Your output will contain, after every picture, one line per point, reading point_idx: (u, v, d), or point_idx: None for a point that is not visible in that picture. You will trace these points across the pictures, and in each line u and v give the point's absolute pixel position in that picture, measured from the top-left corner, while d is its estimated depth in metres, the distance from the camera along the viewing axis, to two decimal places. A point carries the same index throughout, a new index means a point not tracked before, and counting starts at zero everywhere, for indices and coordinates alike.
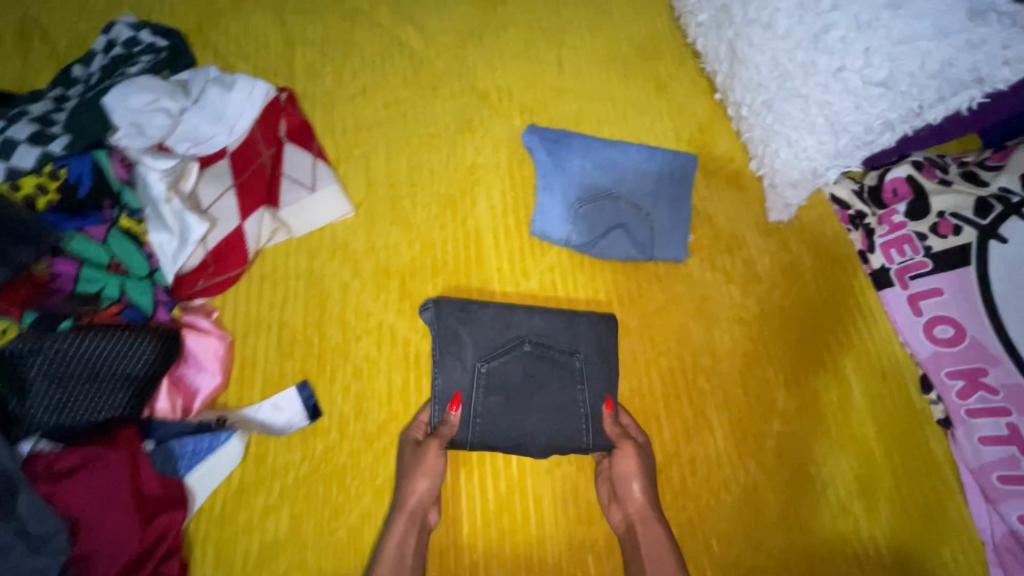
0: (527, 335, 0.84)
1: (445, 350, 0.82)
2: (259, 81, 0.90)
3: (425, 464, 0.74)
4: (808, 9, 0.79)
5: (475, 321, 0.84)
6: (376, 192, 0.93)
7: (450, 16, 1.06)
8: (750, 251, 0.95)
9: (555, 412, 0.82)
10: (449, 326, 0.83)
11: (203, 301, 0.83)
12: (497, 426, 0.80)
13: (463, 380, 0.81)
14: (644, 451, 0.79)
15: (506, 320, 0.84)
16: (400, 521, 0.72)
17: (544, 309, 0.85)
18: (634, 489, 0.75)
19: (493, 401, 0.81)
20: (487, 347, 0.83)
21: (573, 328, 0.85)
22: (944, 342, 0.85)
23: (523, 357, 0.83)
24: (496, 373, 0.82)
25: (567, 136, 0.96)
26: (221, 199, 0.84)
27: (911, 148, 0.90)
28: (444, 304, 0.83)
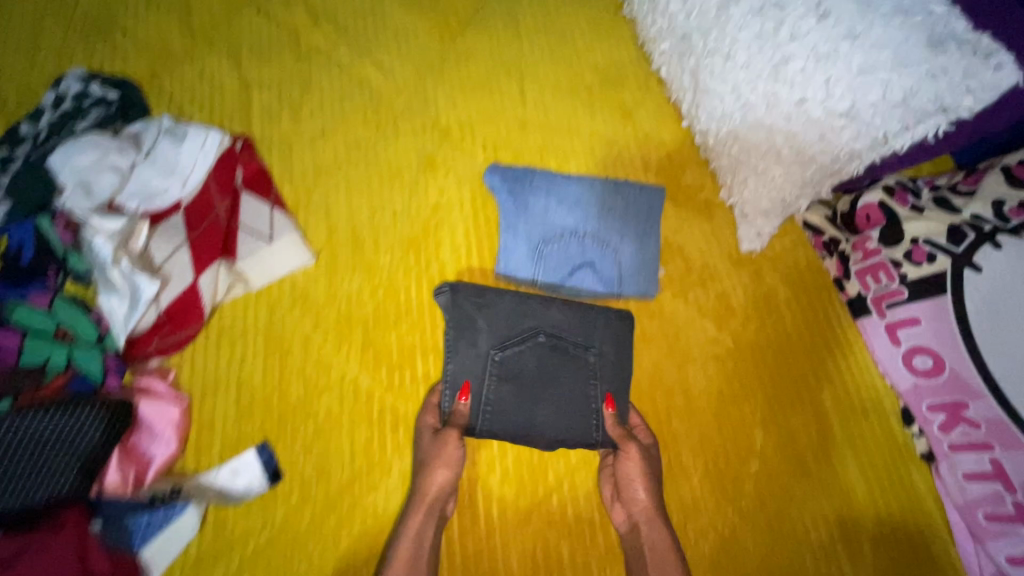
0: (542, 326, 0.86)
1: (460, 334, 0.84)
2: (212, 131, 0.89)
3: (444, 454, 0.75)
4: (767, 40, 0.78)
5: (490, 309, 0.86)
6: (337, 237, 0.91)
7: (410, 52, 1.04)
8: (723, 283, 0.92)
9: (566, 405, 0.84)
10: (465, 313, 0.85)
11: (159, 361, 0.80)
12: (507, 414, 0.82)
13: (476, 368, 0.84)
14: (649, 452, 0.79)
15: (522, 311, 0.86)
16: (418, 509, 0.72)
17: (561, 302, 0.88)
18: (643, 490, 0.74)
19: (505, 389, 0.83)
20: (502, 335, 0.85)
21: (588, 320, 0.87)
22: (924, 373, 0.82)
23: (537, 348, 0.85)
24: (510, 361, 0.84)
25: (529, 173, 0.95)
26: (174, 256, 0.81)
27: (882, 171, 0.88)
28: (460, 289, 0.86)
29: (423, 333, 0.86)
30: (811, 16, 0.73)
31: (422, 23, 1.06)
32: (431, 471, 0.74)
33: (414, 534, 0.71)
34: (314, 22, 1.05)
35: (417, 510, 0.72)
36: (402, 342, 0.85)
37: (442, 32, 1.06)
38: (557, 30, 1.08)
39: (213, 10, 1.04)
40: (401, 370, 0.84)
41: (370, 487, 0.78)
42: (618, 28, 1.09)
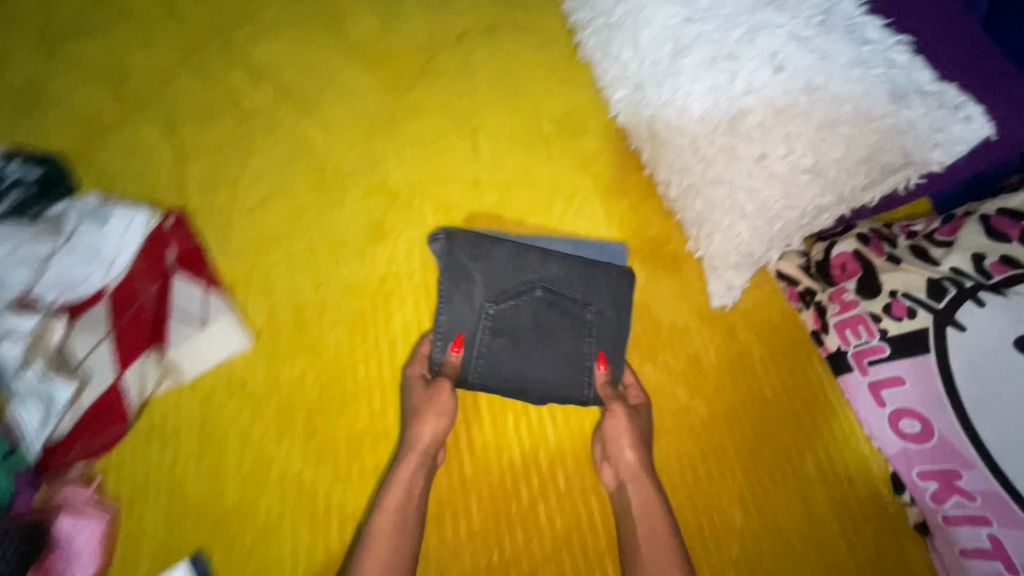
0: (540, 281, 0.85)
1: (453, 285, 0.84)
2: (139, 210, 0.82)
3: (436, 404, 0.76)
4: (721, 92, 0.73)
5: (486, 260, 0.85)
6: (279, 316, 0.84)
7: (356, 107, 0.98)
8: (693, 343, 0.87)
9: (560, 360, 0.83)
10: (459, 263, 0.84)
11: (82, 467, 0.75)
12: (498, 367, 0.82)
13: (469, 321, 0.83)
14: (637, 410, 0.81)
15: (520, 264, 0.85)
16: (411, 461, 0.73)
17: (562, 257, 0.86)
18: (629, 444, 0.76)
19: (498, 342, 0.82)
20: (498, 288, 0.84)
21: (588, 278, 0.86)
22: (912, 438, 0.76)
23: (533, 303, 0.84)
24: (504, 315, 0.83)
25: (481, 239, 0.85)
26: (96, 351, 0.75)
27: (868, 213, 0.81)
28: (456, 240, 0.85)
29: (372, 417, 0.80)
30: (765, 69, 0.68)
31: (370, 75, 1.00)
32: (423, 422, 0.75)
33: (405, 486, 0.72)
34: (253, 81, 0.98)
35: (407, 465, 0.73)
36: (351, 429, 0.79)
37: (391, 85, 1.00)
38: (511, 78, 1.03)
39: (146, 72, 0.98)
40: (348, 462, 0.78)
41: None
42: (575, 73, 1.05)
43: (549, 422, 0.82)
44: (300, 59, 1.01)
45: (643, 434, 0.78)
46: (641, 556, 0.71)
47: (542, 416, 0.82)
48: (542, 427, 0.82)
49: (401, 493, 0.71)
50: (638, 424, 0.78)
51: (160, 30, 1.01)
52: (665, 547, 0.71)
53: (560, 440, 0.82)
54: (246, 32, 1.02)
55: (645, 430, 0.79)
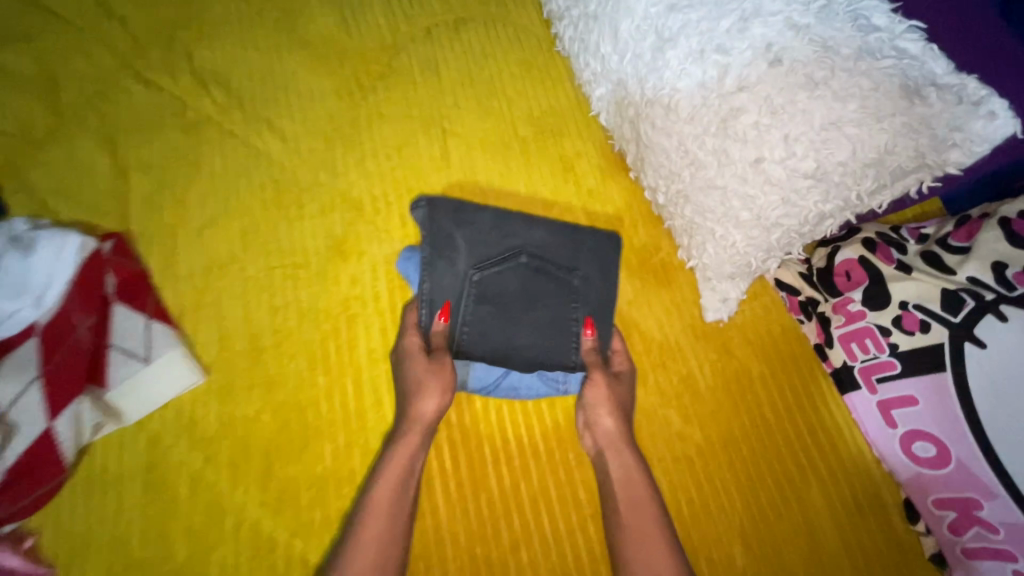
0: (525, 248, 0.81)
1: (438, 253, 0.79)
2: (70, 235, 0.75)
3: (440, 379, 0.71)
4: (711, 89, 0.65)
5: (472, 225, 0.81)
6: (233, 347, 0.77)
7: (314, 114, 0.91)
8: (687, 361, 0.80)
9: (547, 326, 0.79)
10: (443, 230, 0.80)
11: (13, 525, 0.66)
12: (485, 334, 0.78)
13: (454, 289, 0.78)
14: (620, 378, 0.76)
15: (504, 229, 0.82)
16: (415, 432, 0.69)
17: (546, 224, 0.83)
18: (611, 414, 0.72)
19: (484, 308, 0.78)
20: (483, 254, 0.80)
21: (574, 244, 0.82)
22: (927, 462, 0.69)
23: (517, 270, 0.80)
24: (490, 281, 0.79)
25: (466, 206, 0.82)
26: (24, 396, 0.67)
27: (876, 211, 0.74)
28: (439, 206, 0.82)
29: (336, 457, 0.73)
30: (760, 62, 0.61)
31: (328, 79, 0.93)
32: (419, 388, 0.70)
33: (406, 458, 0.67)
34: (201, 87, 0.91)
35: (411, 437, 0.69)
36: (312, 472, 0.72)
37: (351, 88, 0.93)
38: (482, 76, 0.95)
39: (81, 80, 0.90)
40: (310, 508, 0.71)
41: None
42: (551, 69, 0.97)
43: (533, 461, 0.74)
44: (253, 63, 0.94)
45: (628, 402, 0.74)
46: (637, 538, 0.65)
47: (525, 454, 0.74)
48: (525, 466, 0.73)
49: (400, 467, 0.67)
50: (621, 393, 0.74)
51: (97, 34, 0.93)
52: (653, 526, 0.66)
53: (545, 480, 0.73)
54: (194, 34, 0.95)
55: (628, 400, 0.74)
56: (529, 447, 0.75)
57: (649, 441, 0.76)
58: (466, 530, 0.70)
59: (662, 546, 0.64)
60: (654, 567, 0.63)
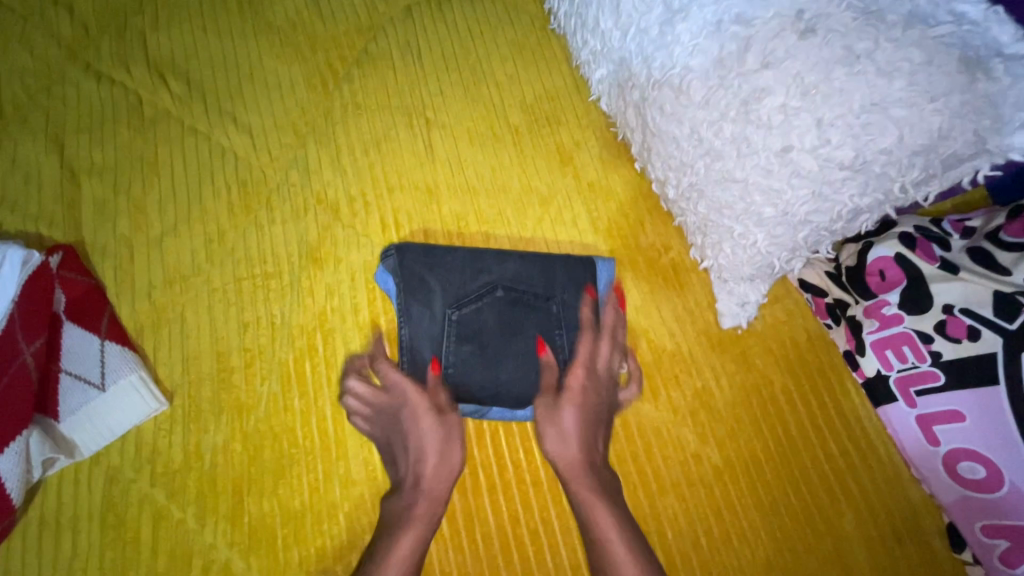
0: (500, 280, 0.72)
1: (411, 297, 0.71)
2: (9, 249, 0.66)
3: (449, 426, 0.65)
4: (728, 67, 0.56)
5: (443, 266, 0.73)
6: (199, 369, 0.70)
7: (285, 107, 0.82)
8: (703, 374, 0.72)
9: (533, 360, 0.70)
10: (415, 274, 0.72)
11: None
12: (470, 379, 0.69)
13: (433, 333, 0.70)
14: (576, 389, 0.66)
15: (476, 264, 0.73)
16: (425, 504, 0.61)
17: (520, 254, 0.74)
18: (567, 442, 0.63)
19: (464, 352, 0.70)
20: (456, 292, 0.72)
21: (547, 268, 0.74)
22: (974, 485, 0.61)
23: (495, 306, 0.71)
24: (468, 320, 0.71)
25: (439, 250, 0.73)
26: None
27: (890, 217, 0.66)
28: (407, 250, 0.73)
29: (314, 490, 0.65)
30: (788, 34, 0.52)
31: (298, 67, 0.85)
32: (426, 453, 0.64)
33: (415, 537, 0.59)
34: (158, 80, 0.83)
35: (419, 514, 0.61)
36: (288, 508, 0.65)
37: (323, 76, 0.84)
38: (468, 59, 0.86)
39: (25, 76, 0.81)
40: (286, 548, 0.63)
41: None
42: (545, 50, 0.88)
43: (533, 489, 0.67)
44: (215, 51, 0.85)
45: (587, 420, 0.65)
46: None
47: (523, 482, 0.67)
48: (524, 494, 0.66)
49: (409, 546, 0.59)
50: (574, 413, 0.65)
51: (43, 24, 0.85)
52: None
53: (546, 509, 0.66)
54: (149, 21, 0.86)
55: (591, 417, 0.65)
56: (529, 474, 0.67)
57: (664, 462, 0.68)
58: (458, 568, 0.63)
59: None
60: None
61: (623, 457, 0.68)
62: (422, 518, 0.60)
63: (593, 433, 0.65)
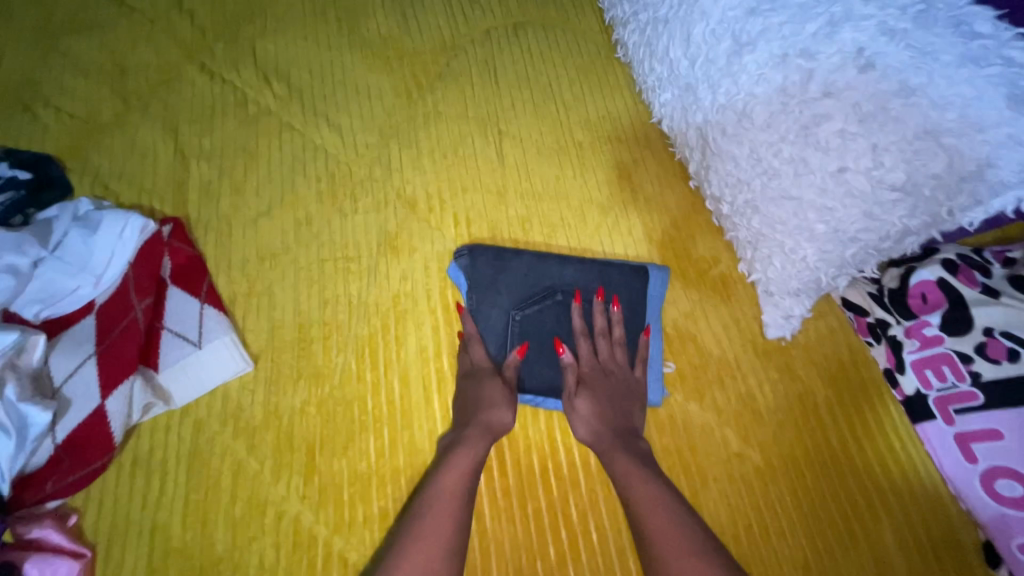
0: (560, 285, 0.78)
1: (480, 297, 0.77)
2: (133, 216, 0.76)
3: (500, 397, 0.69)
4: (792, 95, 0.63)
5: (509, 269, 0.79)
6: (281, 337, 0.76)
7: (373, 111, 0.91)
8: (746, 380, 0.76)
9: None
10: (483, 274, 0.78)
11: (58, 502, 0.66)
12: (531, 373, 0.74)
13: (498, 328, 0.76)
14: (587, 378, 0.71)
15: (540, 269, 0.79)
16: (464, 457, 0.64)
17: (580, 262, 0.80)
18: (588, 419, 0.69)
19: (527, 348, 0.75)
20: (520, 295, 0.78)
21: (605, 277, 0.79)
22: (1012, 503, 0.64)
23: (554, 308, 0.77)
24: (531, 321, 0.76)
25: (504, 254, 0.79)
26: (78, 371, 0.69)
27: (908, 240, 0.66)
28: (479, 252, 0.79)
29: (380, 454, 0.71)
30: (849, 68, 0.58)
31: (387, 77, 0.94)
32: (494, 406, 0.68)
33: (459, 477, 0.62)
34: (263, 81, 0.93)
35: (459, 459, 0.64)
36: (355, 469, 0.70)
37: (409, 87, 0.93)
38: (539, 79, 0.95)
39: (149, 71, 0.92)
40: (352, 504, 0.68)
41: None
42: (609, 75, 0.96)
43: (583, 471, 0.71)
44: (314, 60, 0.95)
45: (602, 404, 0.69)
46: (645, 517, 0.59)
47: (574, 465, 0.71)
48: (574, 476, 0.70)
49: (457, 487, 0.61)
50: (593, 397, 0.69)
51: (167, 27, 0.96)
52: (656, 501, 0.60)
53: (594, 491, 0.70)
54: (259, 30, 0.97)
55: (605, 404, 0.69)
56: (579, 457, 0.71)
57: (707, 457, 0.72)
58: (508, 539, 0.67)
59: (674, 522, 0.58)
60: (667, 535, 0.57)
61: (669, 451, 0.72)
62: (466, 464, 0.64)
63: (611, 417, 0.69)
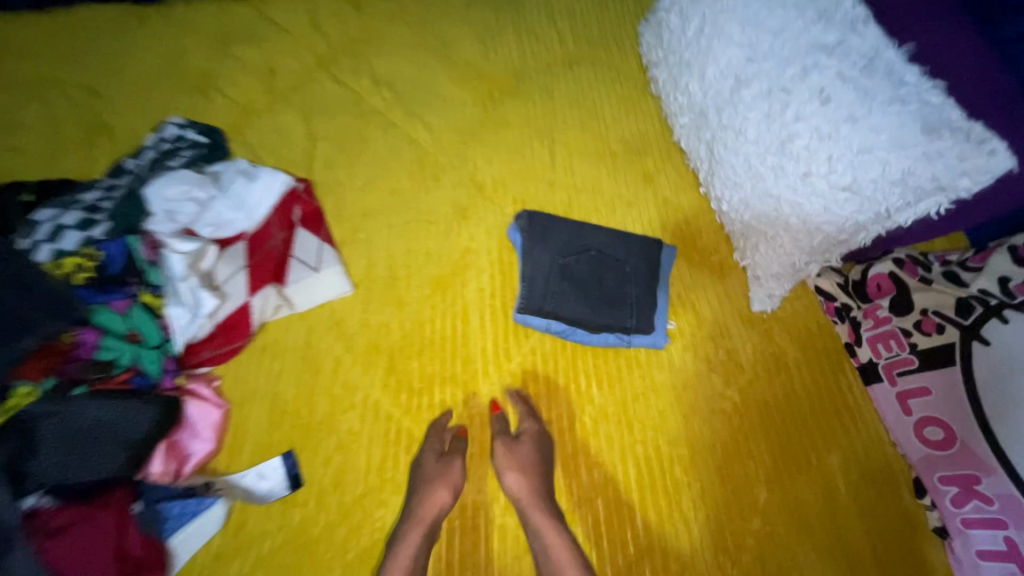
0: (594, 245, 1.02)
1: (534, 245, 1.00)
2: (281, 175, 1.02)
3: (447, 473, 0.81)
4: (775, 119, 0.86)
5: (556, 230, 1.02)
6: (374, 272, 1.01)
7: (456, 116, 1.18)
8: (732, 340, 0.96)
9: (604, 301, 0.97)
10: (537, 230, 1.02)
11: (207, 369, 0.90)
12: (566, 305, 0.96)
13: (545, 267, 0.98)
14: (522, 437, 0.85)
15: (579, 232, 1.03)
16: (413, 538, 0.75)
17: (610, 232, 1.03)
18: (519, 477, 0.80)
19: (564, 286, 0.97)
20: (563, 247, 1.01)
21: (628, 244, 1.02)
22: (936, 445, 0.81)
23: (589, 260, 1.00)
24: (570, 266, 0.99)
25: (553, 220, 1.03)
26: (234, 277, 0.92)
27: (857, 237, 0.87)
28: (535, 217, 1.03)
29: (442, 362, 0.92)
30: (813, 101, 0.80)
31: (468, 92, 1.21)
32: (439, 481, 0.80)
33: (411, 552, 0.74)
34: (375, 88, 1.21)
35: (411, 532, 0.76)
36: (423, 371, 0.92)
37: (484, 100, 1.20)
38: (586, 103, 1.20)
39: (291, 74, 1.22)
40: (419, 395, 0.90)
41: (378, 504, 0.82)
42: (642, 104, 1.21)
43: (596, 389, 0.91)
44: (413, 76, 1.23)
45: (534, 462, 0.81)
46: None
47: (590, 387, 0.91)
48: (589, 390, 0.91)
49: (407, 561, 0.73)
50: (524, 452, 0.82)
51: (307, 44, 1.26)
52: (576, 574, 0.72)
53: (607, 410, 0.89)
54: (375, 51, 1.26)
55: (535, 464, 0.81)
56: (597, 377, 0.92)
57: (698, 392, 0.91)
58: None
59: None
60: None
61: (666, 385, 0.92)
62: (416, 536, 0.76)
63: (538, 477, 0.80)
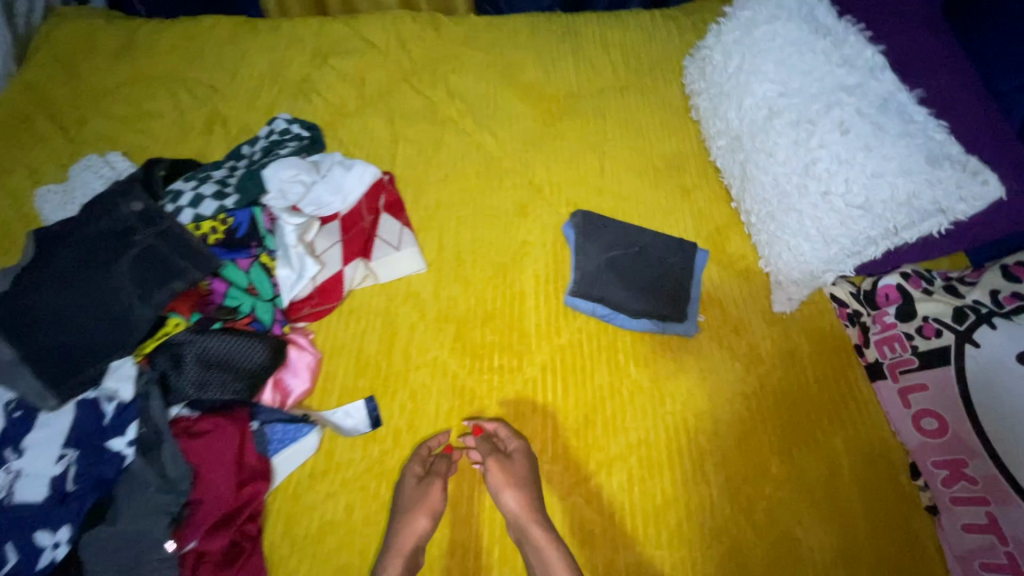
0: (638, 243, 1.17)
1: (586, 240, 1.16)
2: (371, 167, 1.18)
3: (427, 497, 0.87)
4: (801, 145, 1.01)
5: (606, 229, 1.18)
6: (445, 255, 1.17)
7: (519, 128, 1.36)
8: (754, 334, 1.09)
9: (644, 291, 1.11)
10: (590, 227, 1.18)
11: (303, 324, 1.06)
12: (611, 291, 1.11)
13: (595, 258, 1.14)
14: (510, 457, 0.92)
15: (625, 232, 1.18)
16: (396, 561, 0.81)
17: (651, 234, 1.18)
18: (511, 499, 0.86)
19: (610, 276, 1.12)
20: (612, 243, 1.16)
21: (666, 246, 1.17)
22: (930, 434, 0.92)
23: (633, 256, 1.15)
24: (617, 259, 1.14)
25: (603, 221, 1.19)
26: (330, 249, 1.10)
27: (869, 249, 0.99)
28: (589, 217, 1.19)
29: (501, 334, 1.07)
30: (835, 132, 0.96)
31: (530, 109, 1.39)
32: (423, 504, 0.86)
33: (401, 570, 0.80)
34: (449, 100, 1.39)
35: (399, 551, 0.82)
36: (484, 340, 1.07)
37: (544, 117, 1.38)
38: (633, 124, 1.37)
39: (379, 84, 1.41)
40: (480, 360, 1.05)
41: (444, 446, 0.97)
42: (683, 128, 1.37)
43: (633, 366, 1.05)
44: (483, 91, 1.42)
45: (523, 481, 0.89)
46: None
47: (627, 364, 1.05)
48: (626, 366, 1.05)
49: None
50: (515, 473, 0.89)
51: (393, 59, 1.46)
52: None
53: (641, 384, 1.03)
54: (451, 69, 1.45)
55: (523, 486, 0.88)
56: (635, 354, 1.06)
57: (722, 376, 1.05)
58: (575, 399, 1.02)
59: None
60: None
61: (694, 368, 1.05)
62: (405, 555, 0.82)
63: (528, 496, 0.87)
